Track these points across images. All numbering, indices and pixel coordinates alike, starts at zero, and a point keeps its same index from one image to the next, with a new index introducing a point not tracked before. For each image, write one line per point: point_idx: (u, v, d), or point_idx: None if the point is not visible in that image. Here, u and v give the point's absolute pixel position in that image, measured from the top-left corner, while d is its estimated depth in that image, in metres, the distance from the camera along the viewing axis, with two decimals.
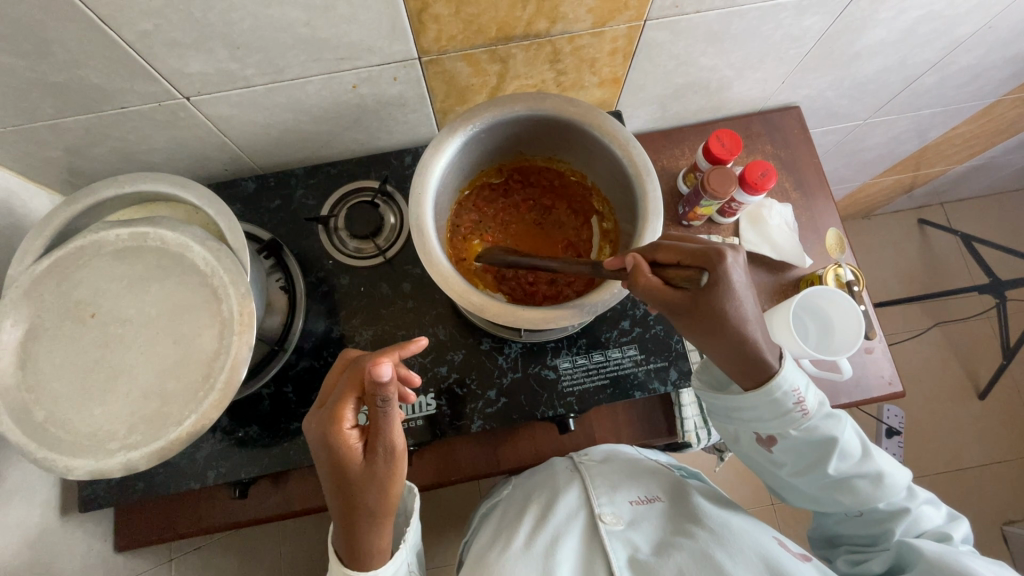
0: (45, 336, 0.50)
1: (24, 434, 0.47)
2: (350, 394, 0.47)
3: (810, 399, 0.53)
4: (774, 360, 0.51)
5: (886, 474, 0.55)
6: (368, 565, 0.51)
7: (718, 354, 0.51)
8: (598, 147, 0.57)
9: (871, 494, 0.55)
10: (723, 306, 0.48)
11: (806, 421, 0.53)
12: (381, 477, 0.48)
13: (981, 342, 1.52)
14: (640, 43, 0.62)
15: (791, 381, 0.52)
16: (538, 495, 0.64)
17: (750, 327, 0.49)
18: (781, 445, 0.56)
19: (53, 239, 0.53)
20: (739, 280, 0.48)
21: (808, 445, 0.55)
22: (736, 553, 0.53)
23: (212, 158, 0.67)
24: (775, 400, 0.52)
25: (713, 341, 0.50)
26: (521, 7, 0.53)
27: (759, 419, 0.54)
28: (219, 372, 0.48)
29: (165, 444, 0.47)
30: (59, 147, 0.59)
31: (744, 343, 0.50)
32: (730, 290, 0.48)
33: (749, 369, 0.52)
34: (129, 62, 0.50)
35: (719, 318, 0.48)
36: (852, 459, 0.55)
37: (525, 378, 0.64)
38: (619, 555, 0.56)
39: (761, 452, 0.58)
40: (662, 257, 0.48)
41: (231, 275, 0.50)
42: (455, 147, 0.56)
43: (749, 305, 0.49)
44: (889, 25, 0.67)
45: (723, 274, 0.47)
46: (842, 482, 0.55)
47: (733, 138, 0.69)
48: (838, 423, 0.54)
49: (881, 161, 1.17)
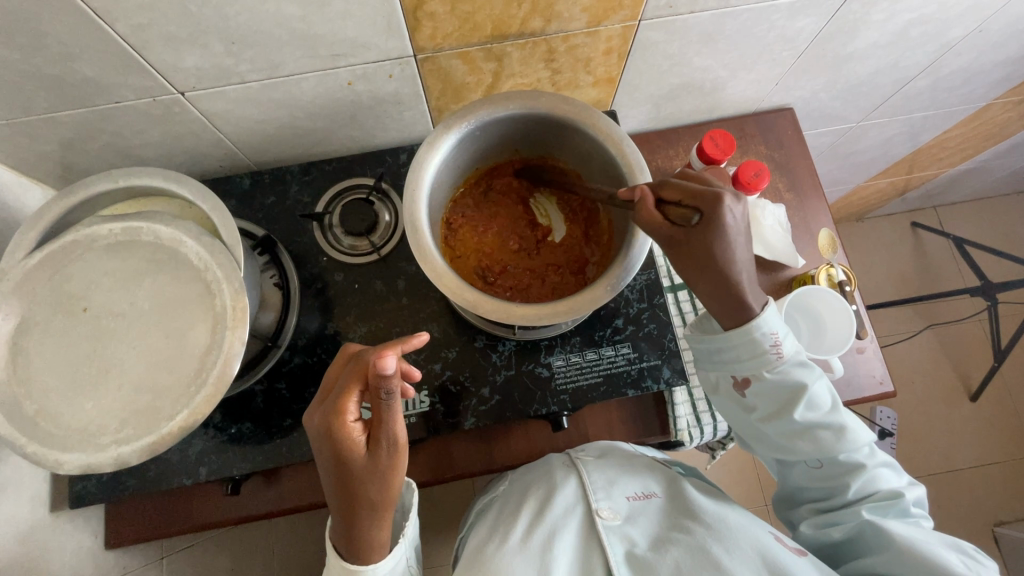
0: (36, 329, 0.50)
1: (15, 428, 0.47)
2: (355, 385, 0.47)
3: (787, 344, 0.53)
4: (757, 307, 0.52)
5: (850, 428, 0.55)
6: (369, 558, 0.52)
7: (705, 294, 0.53)
8: (594, 145, 0.57)
9: (833, 445, 0.55)
10: (714, 247, 0.49)
11: (779, 364, 0.54)
12: (383, 470, 0.49)
13: (973, 344, 1.53)
14: (635, 43, 0.62)
15: (771, 324, 0.52)
16: (536, 489, 0.64)
17: (737, 270, 0.50)
18: (754, 388, 0.55)
19: (46, 233, 0.53)
20: (736, 225, 0.48)
21: (778, 389, 0.54)
22: (733, 548, 0.53)
23: (208, 155, 0.67)
24: (754, 340, 0.52)
25: (700, 280, 0.51)
26: (516, 5, 0.53)
27: (735, 359, 0.54)
28: (212, 366, 0.48)
29: (157, 438, 0.47)
30: (53, 140, 0.59)
31: (729, 284, 0.50)
32: (724, 232, 0.48)
33: (730, 311, 0.53)
34: (123, 57, 0.50)
35: (706, 257, 0.49)
36: (820, 410, 0.54)
37: (519, 375, 0.64)
38: (617, 549, 0.56)
39: (734, 397, 0.58)
40: (667, 193, 0.50)
41: (225, 270, 0.51)
42: (450, 144, 0.56)
43: (740, 250, 0.49)
44: (881, 28, 0.68)
45: (718, 215, 0.48)
46: (805, 430, 0.55)
47: (727, 137, 0.69)
48: (809, 372, 0.55)
49: (875, 163, 1.18)
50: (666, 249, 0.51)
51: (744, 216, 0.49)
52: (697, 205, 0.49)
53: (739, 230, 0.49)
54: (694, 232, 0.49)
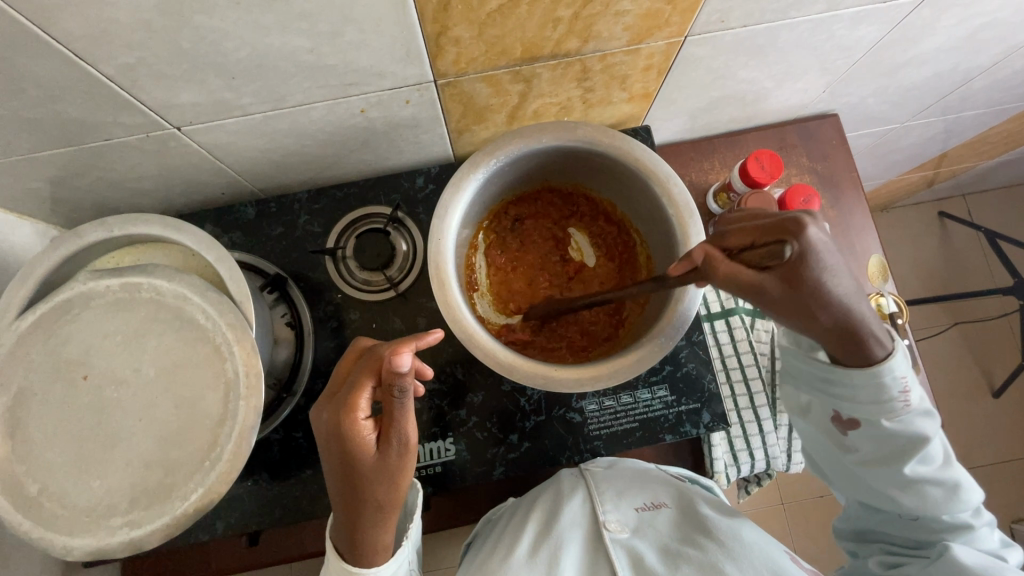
0: (34, 401, 0.46)
1: (18, 511, 0.43)
2: (366, 380, 0.44)
3: (914, 391, 0.48)
4: (881, 336, 0.45)
5: (964, 487, 0.50)
6: (371, 560, 0.47)
7: (820, 332, 0.46)
8: (634, 181, 0.52)
9: (940, 503, 0.50)
10: (817, 277, 0.43)
11: (904, 414, 0.49)
12: (393, 470, 0.45)
13: (999, 340, 1.49)
14: (677, 59, 0.56)
15: (901, 367, 0.46)
16: (540, 497, 0.57)
17: (850, 298, 0.44)
18: (862, 431, 0.50)
19: (38, 289, 0.48)
20: (826, 247, 0.43)
21: (894, 439, 0.49)
22: (749, 569, 0.47)
23: (208, 184, 0.62)
24: (882, 384, 0.46)
25: (810, 319, 0.44)
26: (552, 27, 0.47)
27: (847, 399, 0.49)
28: (226, 440, 0.45)
29: (170, 520, 0.43)
30: (40, 179, 0.54)
31: (852, 319, 0.44)
32: (820, 258, 0.43)
33: (853, 345, 0.46)
34: (110, 96, 0.44)
35: (812, 290, 0.43)
36: (933, 464, 0.50)
37: (549, 421, 0.61)
38: (624, 563, 0.50)
39: (830, 433, 0.53)
40: (735, 239, 0.46)
41: (235, 331, 0.46)
42: (476, 183, 0.51)
43: (842, 272, 0.44)
44: (948, 33, 0.61)
45: (809, 243, 0.42)
46: (910, 483, 0.51)
47: (774, 159, 0.64)
48: (932, 424, 0.49)
49: (912, 160, 1.11)
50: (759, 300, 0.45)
51: (828, 233, 0.44)
52: (779, 238, 0.43)
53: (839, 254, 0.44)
54: (781, 267, 0.43)
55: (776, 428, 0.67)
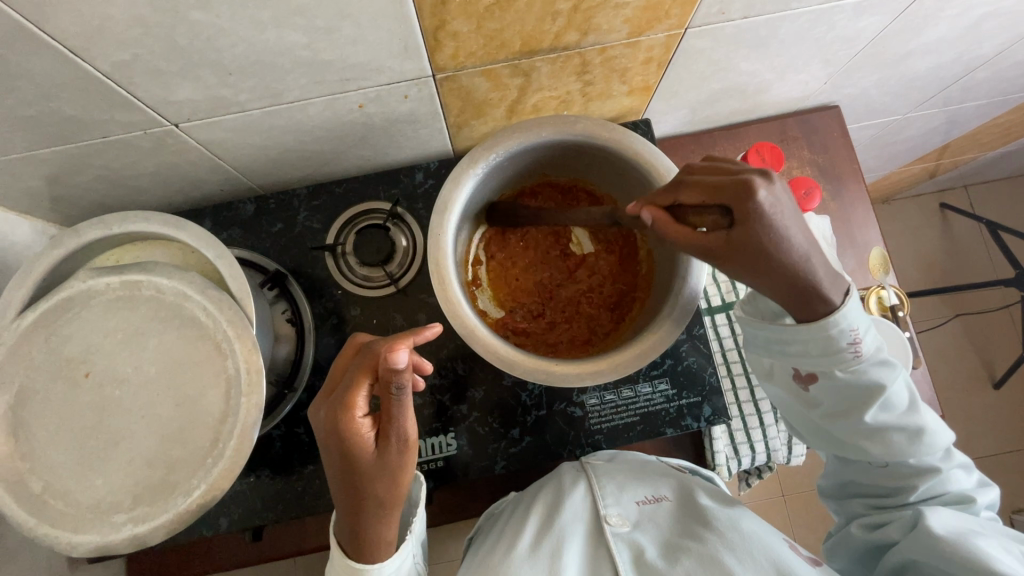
0: (36, 399, 0.46)
1: (22, 508, 0.44)
2: (363, 379, 0.44)
3: (867, 341, 0.47)
4: (836, 298, 0.45)
5: (928, 431, 0.50)
6: (374, 556, 0.48)
7: (769, 290, 0.46)
8: (634, 174, 0.52)
9: (903, 448, 0.50)
10: (765, 241, 0.43)
11: (857, 363, 0.48)
12: (393, 467, 0.46)
13: (1000, 331, 1.48)
14: (678, 51, 0.55)
15: (852, 318, 0.46)
16: (541, 491, 0.57)
17: (798, 258, 0.43)
18: (819, 385, 0.49)
19: (38, 287, 0.48)
20: (778, 211, 0.42)
21: (853, 389, 0.49)
22: (747, 559, 0.47)
23: (207, 181, 0.62)
24: (829, 337, 0.46)
25: (757, 280, 0.45)
26: (551, 20, 0.46)
27: (801, 353, 0.48)
28: (227, 438, 0.45)
29: (173, 517, 0.44)
30: (38, 177, 0.53)
31: (798, 274, 0.44)
32: (766, 222, 0.42)
33: (803, 304, 0.46)
34: (107, 93, 0.44)
35: (759, 254, 0.43)
36: (895, 410, 0.49)
37: (550, 415, 0.61)
38: (625, 558, 0.50)
39: (792, 391, 0.52)
40: (688, 197, 0.45)
41: (235, 329, 0.46)
42: (476, 178, 0.51)
43: (795, 234, 0.43)
44: (950, 23, 0.61)
45: (753, 206, 0.42)
46: (873, 431, 0.50)
47: (775, 151, 0.64)
48: (890, 371, 0.49)
49: (913, 152, 1.11)
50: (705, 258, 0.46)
51: (783, 191, 0.43)
52: (725, 201, 0.43)
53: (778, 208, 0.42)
54: (732, 230, 0.43)
55: (777, 421, 0.67)
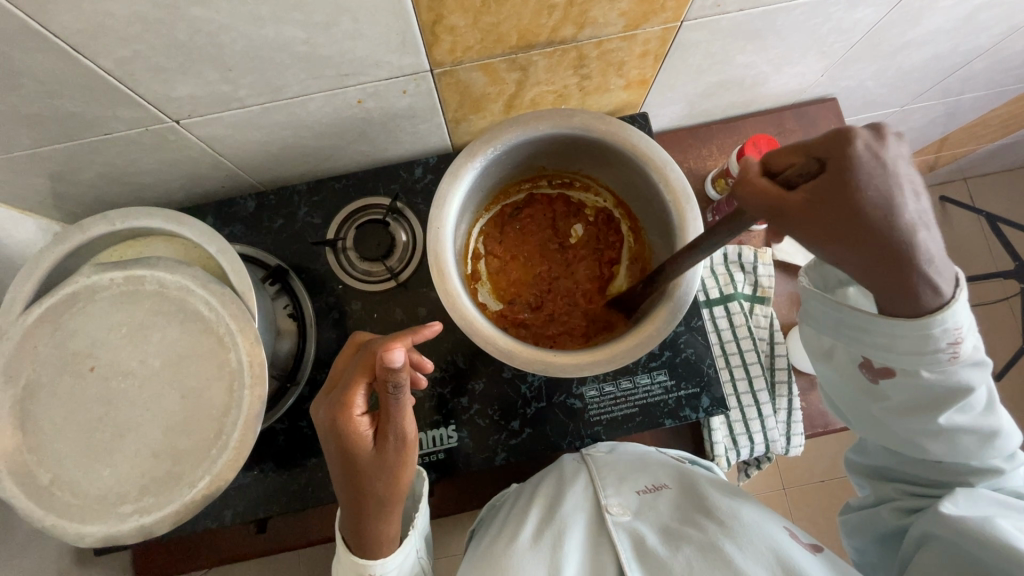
0: (42, 393, 0.46)
1: (31, 500, 0.44)
2: (360, 378, 0.45)
3: (967, 343, 0.42)
4: (942, 290, 0.37)
5: (1001, 434, 0.48)
6: (377, 552, 0.49)
7: (862, 276, 0.38)
8: (631, 166, 0.53)
9: (970, 448, 0.48)
10: (867, 210, 0.34)
11: (950, 366, 0.43)
12: (392, 464, 0.46)
13: (1001, 324, 1.49)
14: (674, 44, 0.56)
15: (959, 318, 0.39)
16: (543, 483, 0.58)
17: (911, 235, 0.35)
18: (894, 381, 0.46)
19: (43, 283, 0.49)
20: (886, 174, 0.34)
21: (932, 390, 0.45)
22: (748, 547, 0.48)
23: (207, 178, 0.62)
24: (929, 336, 0.39)
25: (850, 260, 0.37)
26: (547, 14, 0.47)
27: (887, 348, 0.43)
28: (232, 429, 0.45)
29: (179, 507, 0.44)
30: (41, 174, 0.54)
31: (900, 252, 0.35)
32: (871, 185, 0.34)
33: (906, 295, 0.38)
34: (109, 90, 0.44)
35: (859, 226, 0.34)
36: (974, 411, 0.46)
37: (550, 407, 0.62)
38: (626, 545, 0.51)
39: (862, 381, 0.49)
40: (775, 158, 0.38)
41: (238, 322, 0.47)
42: (474, 171, 0.51)
43: (908, 204, 0.34)
44: (945, 14, 0.61)
45: (854, 164, 0.33)
46: (942, 431, 0.48)
47: (771, 144, 0.65)
48: (982, 373, 0.45)
49: (912, 144, 1.11)
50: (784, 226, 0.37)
51: (898, 151, 0.35)
52: (821, 156, 0.35)
53: (889, 165, 0.34)
54: (824, 194, 0.35)
55: (777, 413, 0.67)
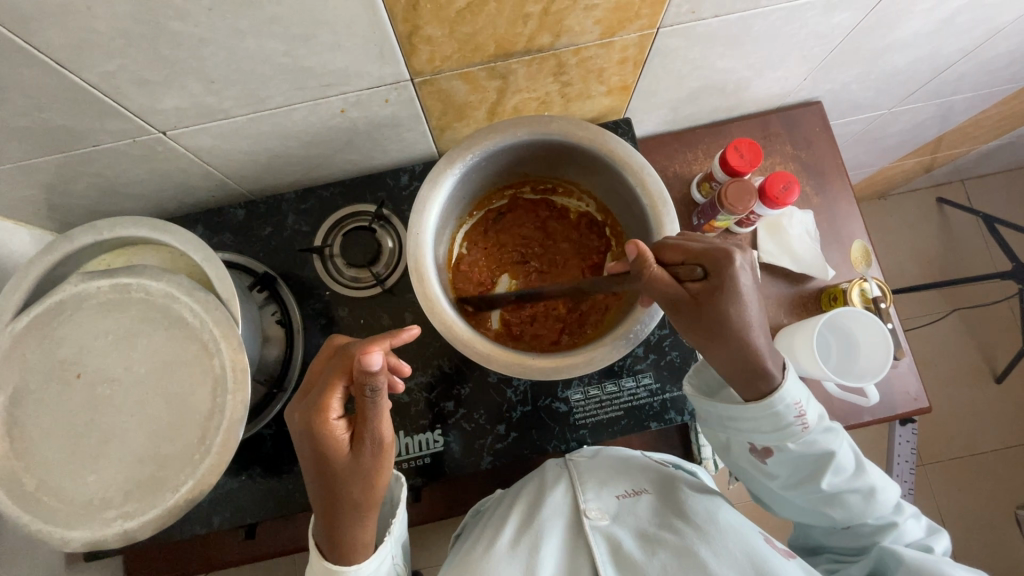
0: (30, 400, 0.47)
1: (18, 506, 0.45)
2: (337, 381, 0.45)
3: (810, 412, 0.49)
4: (778, 374, 0.47)
5: (878, 489, 0.51)
6: (351, 559, 0.48)
7: (718, 360, 0.48)
8: (609, 171, 0.53)
9: (861, 509, 0.52)
10: (726, 307, 0.46)
11: (805, 435, 0.49)
12: (368, 469, 0.47)
13: (1000, 325, 1.48)
14: (652, 51, 0.56)
15: (794, 394, 0.47)
16: (523, 492, 0.57)
17: (752, 331, 0.46)
18: (776, 457, 0.51)
19: (32, 292, 0.50)
20: (745, 282, 0.46)
21: (802, 459, 0.51)
22: (724, 552, 0.48)
23: (197, 187, 0.63)
24: (776, 413, 0.47)
25: (712, 346, 0.47)
26: (522, 23, 0.47)
27: (755, 430, 0.49)
28: (214, 434, 0.46)
29: (163, 511, 0.45)
30: (33, 186, 0.55)
31: (745, 350, 0.46)
32: (733, 289, 0.46)
33: (748, 378, 0.48)
34: (95, 103, 0.46)
35: (719, 316, 0.46)
36: (846, 473, 0.51)
37: (535, 411, 0.62)
38: (602, 549, 0.51)
39: (752, 463, 0.54)
40: (667, 257, 0.48)
41: (221, 328, 0.48)
42: (453, 178, 0.52)
43: (751, 308, 0.46)
44: (924, 18, 0.61)
45: (726, 275, 0.46)
46: (831, 495, 0.52)
47: (753, 147, 0.65)
48: (836, 436, 0.51)
49: (903, 146, 1.11)
50: (666, 307, 0.48)
51: (749, 268, 0.48)
52: (701, 262, 0.47)
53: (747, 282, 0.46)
54: (701, 289, 0.46)
55: None
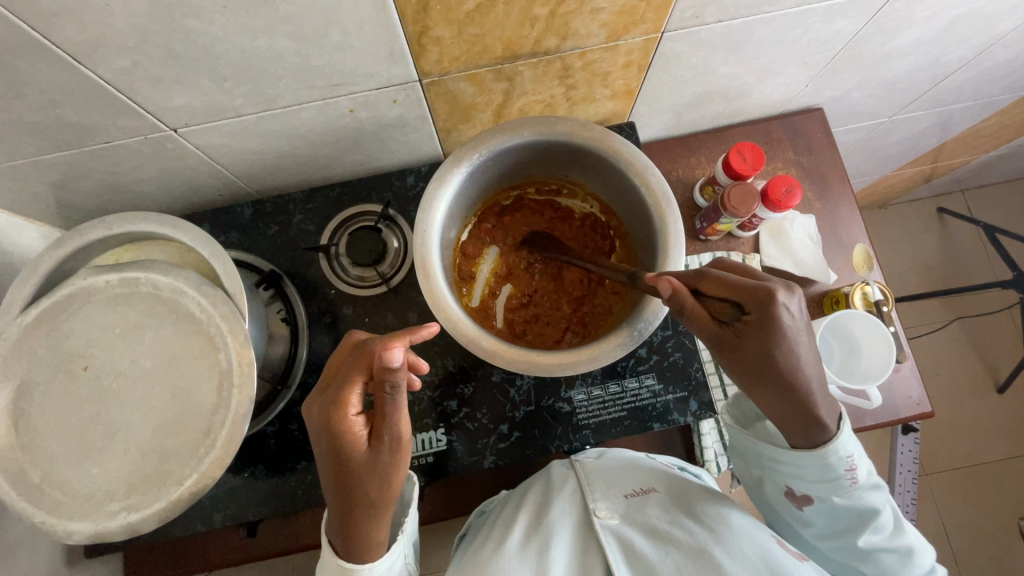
0: (36, 392, 0.47)
1: (23, 498, 0.45)
2: (357, 378, 0.45)
3: (861, 468, 0.49)
4: (831, 424, 0.47)
5: (917, 552, 0.50)
6: (365, 557, 0.48)
7: (767, 404, 0.48)
8: (614, 172, 0.54)
9: (897, 570, 0.50)
10: (776, 354, 0.44)
11: (852, 490, 0.49)
12: (385, 466, 0.47)
13: (1002, 335, 1.48)
14: (656, 55, 0.57)
15: (848, 448, 0.47)
16: (531, 494, 0.58)
17: (804, 376, 0.45)
18: (815, 506, 0.51)
19: (41, 285, 0.50)
20: (796, 327, 0.44)
21: (844, 513, 0.50)
22: (737, 552, 0.47)
23: (205, 186, 0.64)
24: (827, 464, 0.47)
25: (761, 391, 0.47)
26: (529, 25, 0.48)
27: (801, 478, 0.50)
28: (220, 428, 0.46)
29: (167, 504, 0.45)
30: (44, 182, 0.56)
31: (796, 397, 0.46)
32: (783, 335, 0.44)
33: (798, 426, 0.47)
34: (108, 99, 0.46)
35: (768, 363, 0.45)
36: (885, 532, 0.50)
37: (539, 411, 0.62)
38: (614, 548, 0.50)
39: (789, 508, 0.54)
40: (708, 289, 0.46)
41: (228, 322, 0.48)
42: (460, 177, 0.53)
43: (806, 354, 0.45)
44: (923, 26, 0.62)
45: (775, 319, 0.43)
46: (866, 553, 0.50)
47: (755, 150, 0.66)
48: (881, 495, 0.50)
49: (904, 154, 1.12)
50: (711, 346, 0.47)
51: (799, 308, 0.45)
52: (745, 305, 0.45)
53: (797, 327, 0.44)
54: (748, 331, 0.45)
55: None
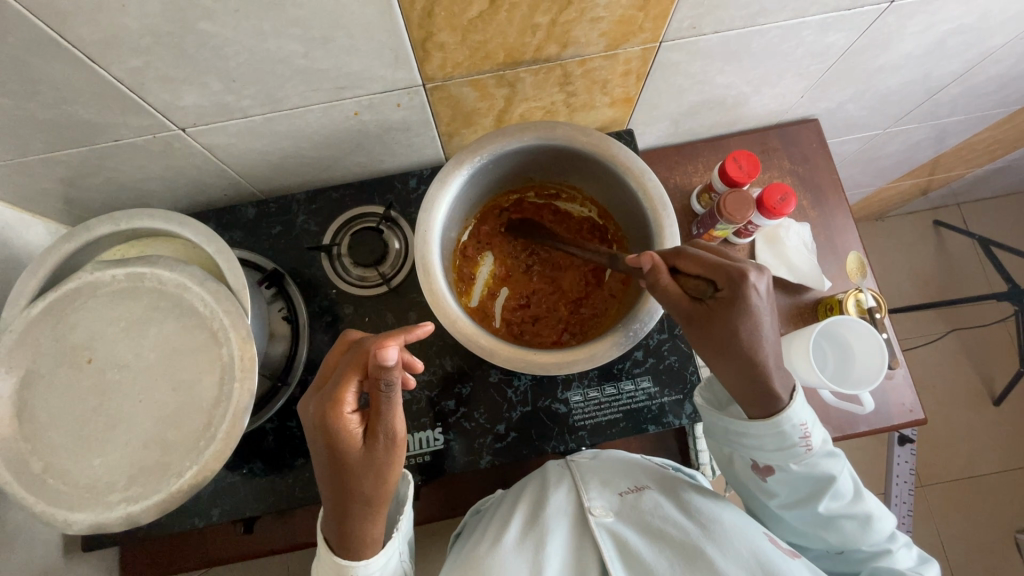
0: (40, 383, 0.48)
1: (23, 487, 0.46)
2: (351, 374, 0.46)
3: (814, 434, 0.50)
4: (785, 396, 0.49)
5: (875, 517, 0.51)
6: (361, 554, 0.48)
7: (727, 375, 0.49)
8: (612, 177, 0.55)
9: (857, 536, 0.51)
10: (739, 325, 0.47)
11: (807, 457, 0.50)
12: (380, 463, 0.47)
13: (997, 347, 1.48)
14: (654, 64, 0.59)
15: (799, 415, 0.49)
16: (526, 491, 0.58)
17: (763, 350, 0.47)
18: (777, 476, 0.51)
19: (48, 279, 0.51)
20: (760, 302, 0.47)
21: (803, 481, 0.51)
22: (729, 550, 0.48)
23: (210, 185, 0.65)
24: (782, 432, 0.48)
25: (722, 361, 0.48)
26: (531, 33, 0.50)
27: (760, 448, 0.50)
28: (220, 421, 0.47)
29: (166, 495, 0.46)
30: (53, 178, 0.57)
31: (754, 368, 0.47)
32: (747, 308, 0.46)
33: (755, 397, 0.49)
34: (120, 98, 0.48)
35: (731, 334, 0.47)
36: (845, 499, 0.51)
37: (535, 411, 0.63)
38: (609, 546, 0.51)
39: (751, 480, 0.54)
40: (684, 265, 0.49)
41: (231, 317, 0.49)
42: (461, 178, 0.54)
43: (766, 329, 0.47)
44: (915, 40, 0.64)
45: (741, 293, 0.46)
46: (829, 521, 0.51)
47: (751, 158, 0.67)
48: (838, 461, 0.51)
49: (899, 167, 1.13)
50: (680, 318, 0.49)
51: (766, 288, 0.48)
52: (716, 278, 0.47)
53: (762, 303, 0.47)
54: (716, 304, 0.47)
55: None
